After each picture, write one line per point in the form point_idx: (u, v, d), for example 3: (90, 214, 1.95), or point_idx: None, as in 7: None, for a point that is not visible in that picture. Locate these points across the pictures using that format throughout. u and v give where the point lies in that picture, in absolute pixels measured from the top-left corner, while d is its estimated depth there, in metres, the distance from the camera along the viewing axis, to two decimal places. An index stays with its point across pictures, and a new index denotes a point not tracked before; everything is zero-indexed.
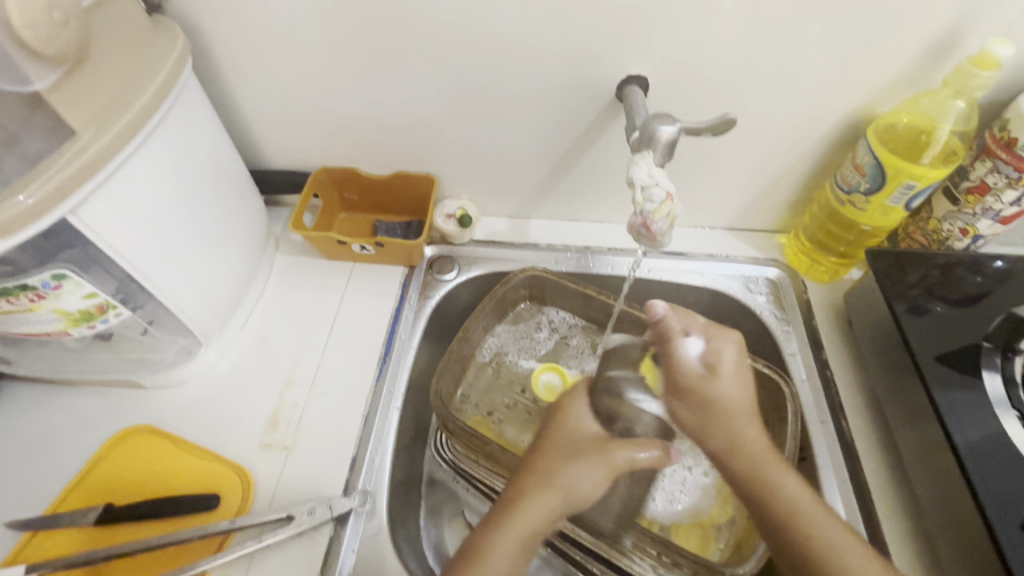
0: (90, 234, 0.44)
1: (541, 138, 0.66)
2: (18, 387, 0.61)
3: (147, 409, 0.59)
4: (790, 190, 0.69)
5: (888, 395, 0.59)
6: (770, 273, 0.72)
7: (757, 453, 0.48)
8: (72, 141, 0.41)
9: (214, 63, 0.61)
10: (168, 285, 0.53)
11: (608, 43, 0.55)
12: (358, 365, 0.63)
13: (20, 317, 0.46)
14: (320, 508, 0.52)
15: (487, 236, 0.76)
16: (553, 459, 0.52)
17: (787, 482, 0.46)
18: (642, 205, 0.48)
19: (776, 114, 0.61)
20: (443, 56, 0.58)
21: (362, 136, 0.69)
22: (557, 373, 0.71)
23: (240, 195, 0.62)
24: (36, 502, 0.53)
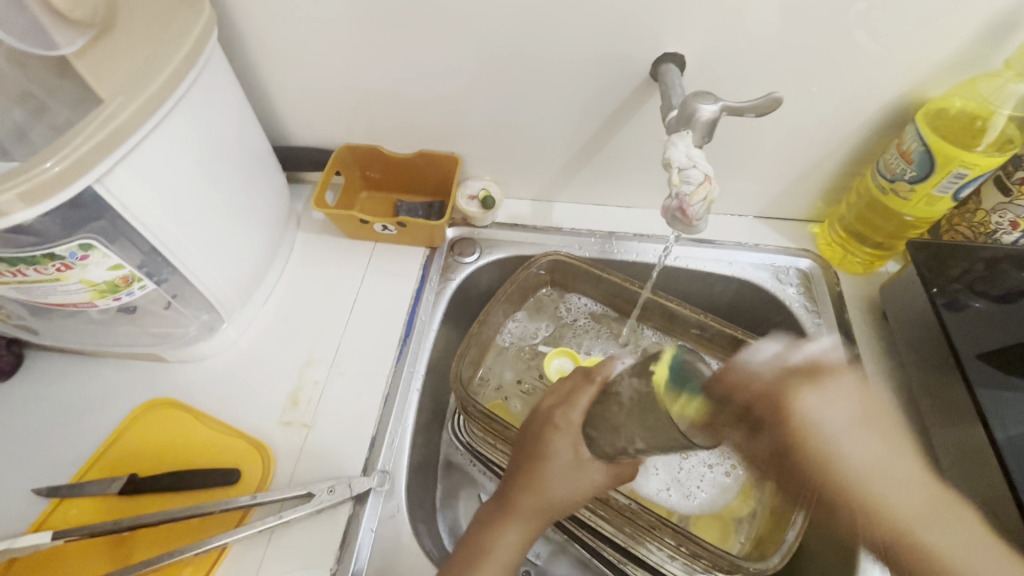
0: (117, 205, 0.44)
1: (569, 120, 0.64)
2: (43, 358, 0.61)
3: (169, 383, 0.60)
4: (827, 178, 0.67)
5: (924, 393, 0.57)
6: (801, 264, 0.69)
7: (852, 438, 0.52)
8: (101, 110, 0.41)
9: (237, 33, 0.59)
10: (192, 259, 0.52)
11: (644, 19, 0.53)
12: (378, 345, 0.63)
13: (47, 288, 0.46)
14: (339, 487, 0.52)
15: (509, 218, 0.74)
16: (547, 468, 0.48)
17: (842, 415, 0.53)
18: (678, 186, 0.46)
19: (820, 97, 0.58)
20: (471, 30, 0.56)
21: (386, 114, 0.67)
22: (568, 356, 0.69)
23: (262, 170, 0.61)
24: (63, 470, 0.54)
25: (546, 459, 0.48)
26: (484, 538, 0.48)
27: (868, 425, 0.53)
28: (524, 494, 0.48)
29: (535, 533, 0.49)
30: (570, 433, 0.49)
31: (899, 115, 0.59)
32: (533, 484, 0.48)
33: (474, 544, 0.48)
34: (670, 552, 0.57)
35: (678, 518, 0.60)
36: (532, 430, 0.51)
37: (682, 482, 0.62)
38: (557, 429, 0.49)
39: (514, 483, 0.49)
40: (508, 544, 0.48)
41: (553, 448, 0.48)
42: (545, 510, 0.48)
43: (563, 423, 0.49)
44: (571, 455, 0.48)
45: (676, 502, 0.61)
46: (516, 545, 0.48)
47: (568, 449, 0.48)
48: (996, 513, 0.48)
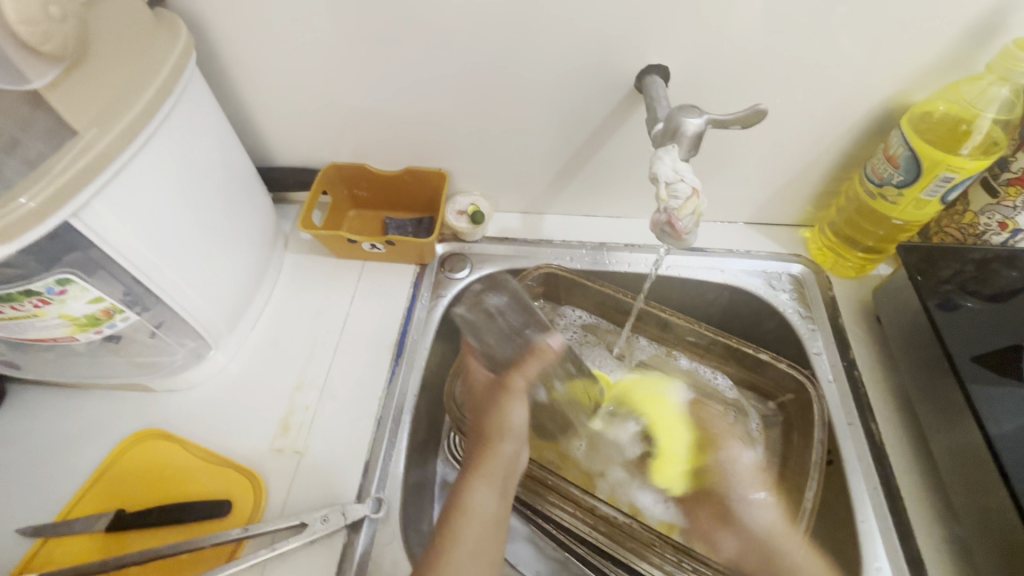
0: (95, 237, 0.43)
1: (556, 133, 0.64)
2: (27, 391, 0.60)
3: (157, 413, 0.58)
4: (815, 183, 0.67)
5: (921, 396, 0.56)
6: (793, 270, 0.69)
7: (770, 532, 0.52)
8: (76, 142, 0.40)
9: (219, 56, 0.59)
10: (175, 288, 0.51)
11: (628, 31, 0.53)
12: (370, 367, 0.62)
13: (26, 324, 0.45)
14: (333, 515, 0.50)
15: (500, 232, 0.74)
16: (489, 422, 0.54)
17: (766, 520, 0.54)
18: (666, 201, 0.45)
19: (805, 104, 0.58)
20: (455, 45, 0.56)
21: (371, 132, 0.67)
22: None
23: (246, 193, 0.61)
24: (49, 507, 0.53)
25: (506, 426, 0.54)
26: (457, 498, 0.49)
27: (784, 539, 0.52)
28: (484, 451, 0.52)
29: (502, 488, 0.50)
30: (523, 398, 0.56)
31: (885, 120, 0.59)
32: (498, 427, 0.53)
33: (447, 512, 0.48)
34: (671, 568, 0.56)
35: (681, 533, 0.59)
36: (479, 394, 0.58)
37: None
38: (512, 388, 0.56)
39: (482, 446, 0.53)
40: (480, 504, 0.48)
41: (497, 413, 0.54)
42: (505, 437, 0.53)
43: (500, 387, 0.56)
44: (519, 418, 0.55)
45: (673, 514, 0.60)
46: (490, 504, 0.49)
47: (508, 396, 0.55)
48: (998, 521, 0.46)
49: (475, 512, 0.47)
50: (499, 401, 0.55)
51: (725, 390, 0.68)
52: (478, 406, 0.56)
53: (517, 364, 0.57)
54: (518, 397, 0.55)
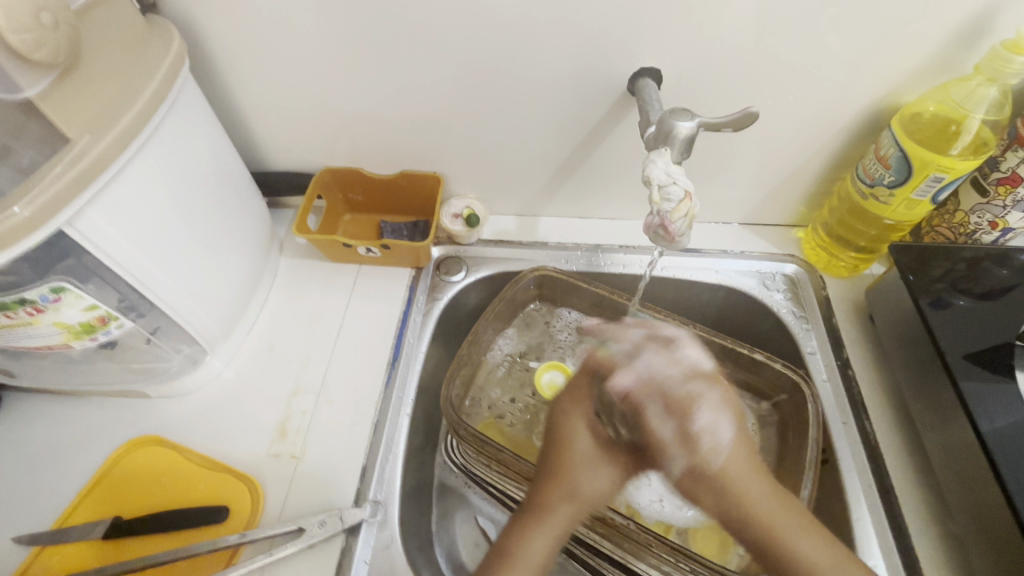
0: (89, 245, 0.43)
1: (550, 136, 0.64)
2: (22, 399, 0.60)
3: (153, 419, 0.58)
4: (808, 183, 0.67)
5: (913, 394, 0.57)
6: (787, 270, 0.70)
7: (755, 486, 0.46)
8: (68, 150, 0.40)
9: (212, 62, 0.59)
10: (170, 294, 0.51)
11: (621, 34, 0.53)
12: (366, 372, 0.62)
13: (20, 332, 0.45)
14: (331, 520, 0.51)
15: (495, 235, 0.74)
16: (575, 463, 0.48)
17: (757, 494, 0.45)
18: (659, 204, 0.46)
19: (797, 105, 0.58)
20: (448, 48, 0.56)
21: (366, 136, 0.67)
22: (559, 370, 0.70)
23: (241, 198, 0.61)
24: (45, 516, 0.53)
25: (577, 464, 0.48)
26: (510, 540, 0.45)
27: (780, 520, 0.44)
28: (562, 498, 0.47)
29: (563, 540, 0.46)
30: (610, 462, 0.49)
31: (876, 120, 0.59)
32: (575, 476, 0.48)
33: (499, 548, 0.45)
34: (668, 569, 0.56)
35: (677, 532, 0.60)
36: (561, 429, 0.51)
37: None
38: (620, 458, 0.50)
39: (546, 485, 0.48)
40: (536, 554, 0.44)
41: (586, 454, 0.49)
42: (585, 501, 0.48)
43: (582, 442, 0.49)
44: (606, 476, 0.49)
45: (670, 514, 0.60)
46: (546, 552, 0.45)
47: (589, 443, 0.49)
48: (991, 517, 0.47)
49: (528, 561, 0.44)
50: (598, 461, 0.49)
51: None
52: (573, 452, 0.49)
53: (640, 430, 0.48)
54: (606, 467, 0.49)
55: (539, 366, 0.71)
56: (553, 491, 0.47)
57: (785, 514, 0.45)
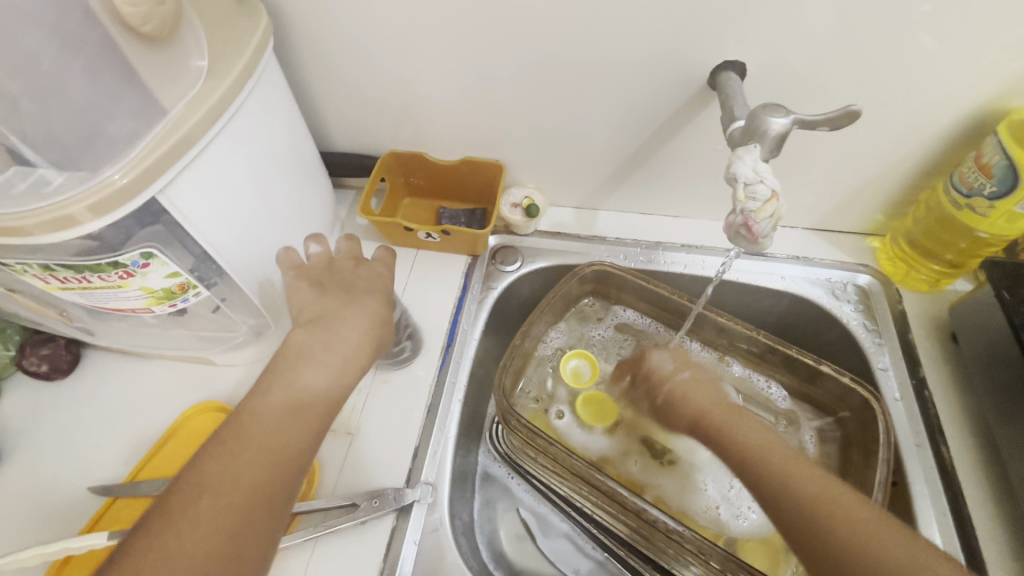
0: (177, 214, 0.44)
1: (618, 127, 0.62)
2: (97, 356, 0.63)
3: (217, 386, 0.61)
4: (890, 190, 0.63)
5: (999, 423, 0.53)
6: (860, 280, 0.66)
7: (808, 468, 0.43)
8: (167, 120, 0.42)
9: (289, 41, 0.60)
10: (242, 267, 0.53)
11: (706, 25, 0.51)
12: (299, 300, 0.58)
13: (108, 293, 0.47)
14: (385, 497, 0.52)
15: (552, 226, 0.73)
16: (248, 423, 0.43)
17: (694, 397, 0.51)
18: (743, 202, 0.43)
19: (890, 105, 0.55)
20: (525, 33, 0.55)
21: (432, 121, 0.67)
22: (584, 360, 0.69)
23: (308, 176, 0.62)
24: (118, 468, 0.56)
25: (252, 423, 0.43)
26: (204, 475, 0.40)
27: (797, 463, 0.43)
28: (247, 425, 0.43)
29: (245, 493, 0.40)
30: (328, 356, 0.47)
31: (979, 126, 0.55)
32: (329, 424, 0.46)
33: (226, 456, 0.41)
34: None
35: (727, 540, 0.59)
36: (333, 320, 0.49)
37: (731, 501, 0.61)
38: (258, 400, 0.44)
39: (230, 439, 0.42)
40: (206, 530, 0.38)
41: (299, 386, 0.45)
42: (231, 478, 0.40)
43: (270, 400, 0.44)
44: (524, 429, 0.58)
45: (725, 521, 0.60)
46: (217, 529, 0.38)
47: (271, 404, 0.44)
48: None
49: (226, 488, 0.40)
50: (288, 400, 0.44)
51: (779, 400, 0.66)
52: (289, 345, 0.47)
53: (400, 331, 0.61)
54: (337, 317, 0.49)
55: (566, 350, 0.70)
56: (220, 446, 0.42)
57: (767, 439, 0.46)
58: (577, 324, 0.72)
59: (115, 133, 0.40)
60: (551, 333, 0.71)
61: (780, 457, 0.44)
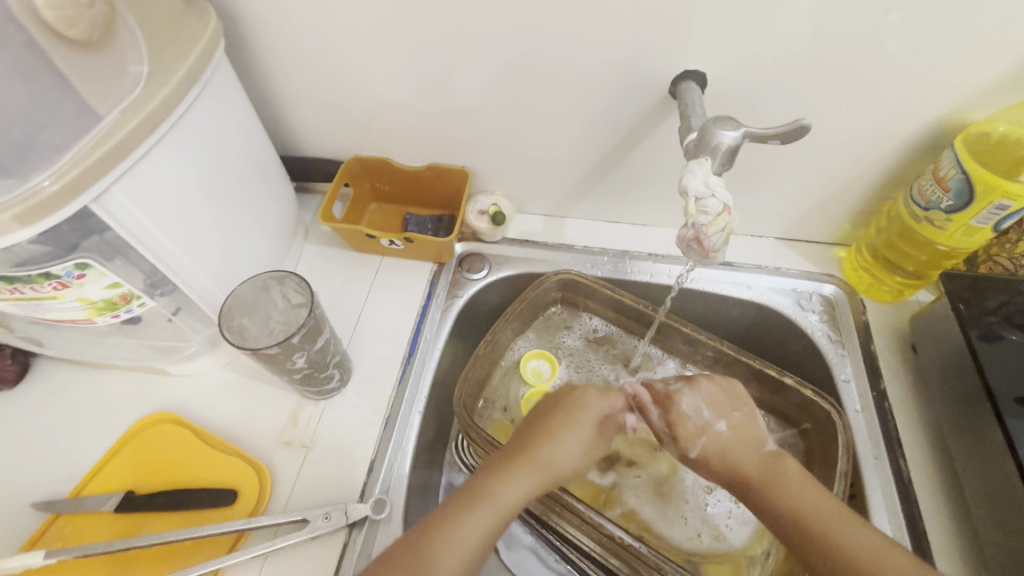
0: (114, 224, 0.43)
1: (584, 135, 0.62)
2: (47, 365, 0.61)
3: (170, 396, 0.59)
4: (854, 201, 0.63)
5: (956, 433, 0.53)
6: (825, 290, 0.66)
7: (830, 516, 0.46)
8: (100, 127, 0.40)
9: (247, 46, 0.58)
10: (192, 276, 0.51)
11: (666, 35, 0.51)
12: (266, 315, 0.56)
13: (45, 304, 0.45)
14: (335, 513, 0.50)
15: (520, 234, 0.72)
16: (437, 536, 0.43)
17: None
18: (695, 216, 0.43)
19: (850, 117, 0.55)
20: (485, 41, 0.54)
21: (396, 126, 0.66)
22: (546, 361, 0.69)
23: (267, 183, 0.61)
24: (63, 483, 0.54)
25: (484, 505, 0.46)
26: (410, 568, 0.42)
27: (844, 529, 0.45)
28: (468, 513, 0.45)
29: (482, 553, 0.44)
30: (538, 465, 0.48)
31: (938, 138, 0.55)
32: (520, 474, 0.47)
33: (427, 543, 0.43)
34: None
35: (687, 560, 0.58)
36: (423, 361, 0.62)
37: (707, 518, 0.60)
38: (456, 518, 0.45)
39: (489, 480, 0.47)
40: (472, 537, 0.44)
41: (505, 506, 0.46)
42: None
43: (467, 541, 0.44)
44: (531, 488, 0.47)
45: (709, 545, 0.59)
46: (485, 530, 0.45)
47: (471, 538, 0.44)
48: None
49: (507, 501, 0.46)
50: (465, 517, 0.45)
51: None
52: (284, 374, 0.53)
53: (322, 363, 0.54)
54: (515, 477, 0.47)
55: (528, 351, 0.70)
56: (450, 518, 0.45)
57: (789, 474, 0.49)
58: (546, 331, 0.72)
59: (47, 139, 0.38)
60: (517, 341, 0.71)
61: (829, 520, 0.46)
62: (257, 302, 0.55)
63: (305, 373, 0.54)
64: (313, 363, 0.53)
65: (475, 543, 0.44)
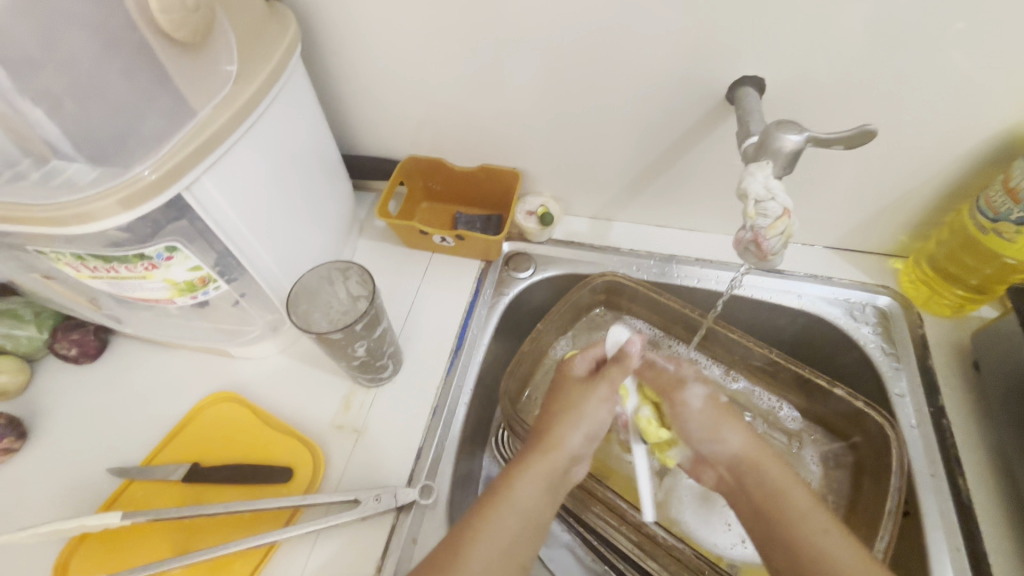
0: (200, 210, 0.46)
1: (635, 139, 0.63)
2: (123, 343, 0.66)
3: (233, 377, 0.63)
4: (914, 211, 0.62)
5: (1020, 455, 0.51)
6: (879, 302, 0.65)
7: (800, 510, 0.43)
8: (195, 121, 0.44)
9: (317, 48, 0.62)
10: (261, 263, 0.54)
11: (725, 40, 0.51)
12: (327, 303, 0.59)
13: (135, 283, 0.49)
14: (385, 495, 0.52)
15: (566, 236, 0.74)
16: (462, 550, 0.40)
17: (730, 442, 0.48)
18: (753, 218, 0.43)
19: (914, 125, 0.54)
20: (543, 46, 0.56)
21: (452, 128, 0.68)
22: None
23: (330, 179, 0.64)
24: (136, 451, 0.58)
25: (503, 509, 0.42)
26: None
27: (818, 527, 0.42)
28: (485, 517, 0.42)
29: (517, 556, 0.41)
30: (551, 457, 0.45)
31: (1009, 148, 0.53)
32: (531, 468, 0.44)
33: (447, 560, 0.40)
34: None
35: (728, 564, 0.58)
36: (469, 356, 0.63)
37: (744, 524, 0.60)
38: (476, 527, 0.41)
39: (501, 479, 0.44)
40: (500, 541, 0.41)
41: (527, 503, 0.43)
42: None
43: (495, 539, 0.41)
44: (548, 481, 0.45)
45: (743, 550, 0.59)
46: (513, 532, 0.42)
47: (500, 540, 0.41)
48: None
49: (528, 498, 0.43)
50: (487, 519, 0.42)
51: (789, 420, 0.66)
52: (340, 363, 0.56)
53: (378, 352, 0.57)
54: (531, 473, 0.44)
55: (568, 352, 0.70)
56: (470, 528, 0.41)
57: (798, 493, 0.44)
58: (586, 332, 0.73)
59: (148, 132, 0.42)
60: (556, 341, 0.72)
61: (796, 519, 0.43)
62: (317, 290, 0.58)
63: (362, 361, 0.57)
64: (369, 352, 0.56)
65: (506, 543, 0.41)
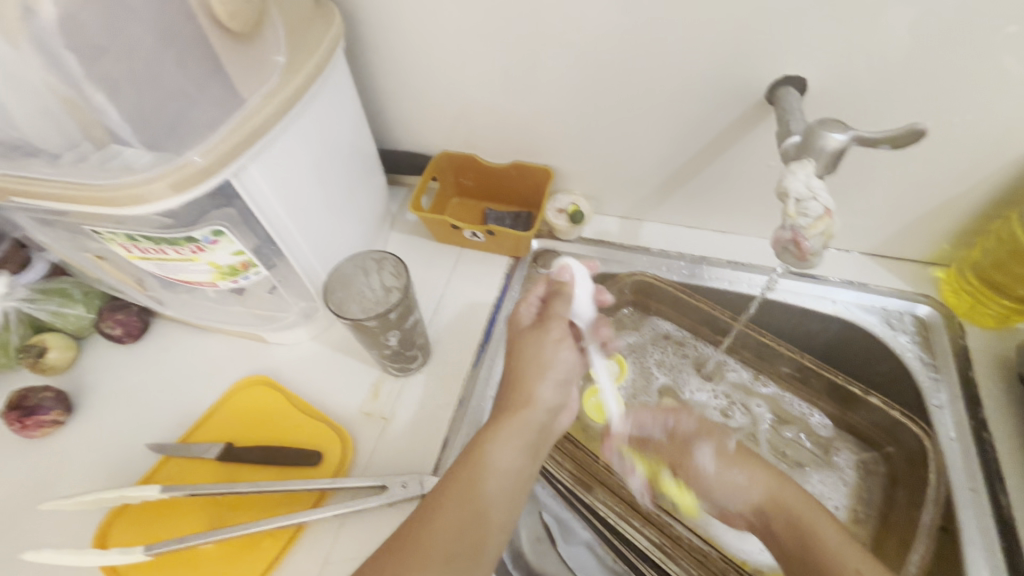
0: (246, 197, 0.48)
1: (670, 139, 0.62)
2: (163, 325, 0.68)
3: (266, 362, 0.65)
4: (961, 218, 0.60)
5: None
6: (918, 311, 0.63)
7: (831, 544, 0.50)
8: (243, 110, 0.45)
9: (359, 43, 0.63)
10: (300, 251, 0.56)
11: (768, 39, 0.50)
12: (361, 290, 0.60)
13: (181, 266, 0.51)
14: (412, 482, 0.53)
15: (596, 234, 0.73)
16: (445, 502, 0.44)
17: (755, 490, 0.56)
18: (794, 218, 0.43)
19: (964, 129, 0.52)
20: (582, 44, 0.56)
21: (486, 124, 0.69)
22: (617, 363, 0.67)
23: (366, 172, 0.65)
24: (173, 429, 0.60)
25: (482, 465, 0.46)
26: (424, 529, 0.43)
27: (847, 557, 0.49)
28: (464, 470, 0.46)
29: (493, 506, 0.46)
30: (520, 415, 0.49)
31: None
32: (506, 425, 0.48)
33: (429, 511, 0.44)
34: None
35: (754, 569, 0.61)
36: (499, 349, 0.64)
37: None
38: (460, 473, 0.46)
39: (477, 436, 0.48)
40: (481, 495, 0.45)
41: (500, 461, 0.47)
42: (447, 552, 0.42)
43: (482, 486, 0.45)
44: (521, 443, 0.48)
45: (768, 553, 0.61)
46: (493, 486, 0.46)
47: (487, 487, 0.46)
48: None
49: (501, 458, 0.47)
50: (470, 474, 0.46)
51: (819, 426, 0.69)
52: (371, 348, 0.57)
53: (409, 339, 0.58)
54: (508, 425, 0.49)
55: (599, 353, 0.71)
56: (455, 480, 0.46)
57: (829, 533, 0.51)
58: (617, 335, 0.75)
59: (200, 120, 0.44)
60: None
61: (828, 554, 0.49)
62: (351, 277, 0.59)
63: (393, 350, 0.58)
64: (399, 339, 0.57)
65: (486, 489, 0.45)
